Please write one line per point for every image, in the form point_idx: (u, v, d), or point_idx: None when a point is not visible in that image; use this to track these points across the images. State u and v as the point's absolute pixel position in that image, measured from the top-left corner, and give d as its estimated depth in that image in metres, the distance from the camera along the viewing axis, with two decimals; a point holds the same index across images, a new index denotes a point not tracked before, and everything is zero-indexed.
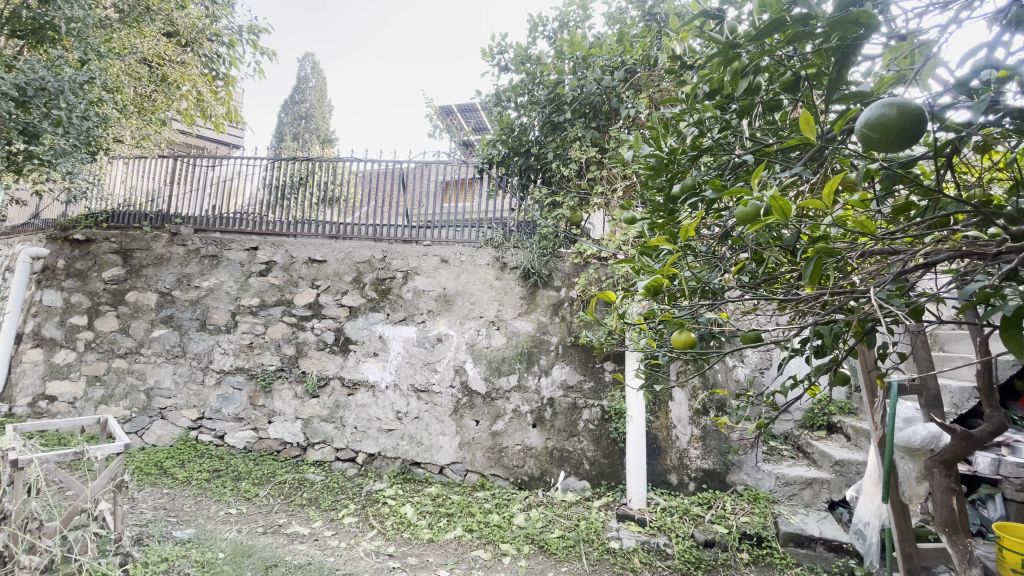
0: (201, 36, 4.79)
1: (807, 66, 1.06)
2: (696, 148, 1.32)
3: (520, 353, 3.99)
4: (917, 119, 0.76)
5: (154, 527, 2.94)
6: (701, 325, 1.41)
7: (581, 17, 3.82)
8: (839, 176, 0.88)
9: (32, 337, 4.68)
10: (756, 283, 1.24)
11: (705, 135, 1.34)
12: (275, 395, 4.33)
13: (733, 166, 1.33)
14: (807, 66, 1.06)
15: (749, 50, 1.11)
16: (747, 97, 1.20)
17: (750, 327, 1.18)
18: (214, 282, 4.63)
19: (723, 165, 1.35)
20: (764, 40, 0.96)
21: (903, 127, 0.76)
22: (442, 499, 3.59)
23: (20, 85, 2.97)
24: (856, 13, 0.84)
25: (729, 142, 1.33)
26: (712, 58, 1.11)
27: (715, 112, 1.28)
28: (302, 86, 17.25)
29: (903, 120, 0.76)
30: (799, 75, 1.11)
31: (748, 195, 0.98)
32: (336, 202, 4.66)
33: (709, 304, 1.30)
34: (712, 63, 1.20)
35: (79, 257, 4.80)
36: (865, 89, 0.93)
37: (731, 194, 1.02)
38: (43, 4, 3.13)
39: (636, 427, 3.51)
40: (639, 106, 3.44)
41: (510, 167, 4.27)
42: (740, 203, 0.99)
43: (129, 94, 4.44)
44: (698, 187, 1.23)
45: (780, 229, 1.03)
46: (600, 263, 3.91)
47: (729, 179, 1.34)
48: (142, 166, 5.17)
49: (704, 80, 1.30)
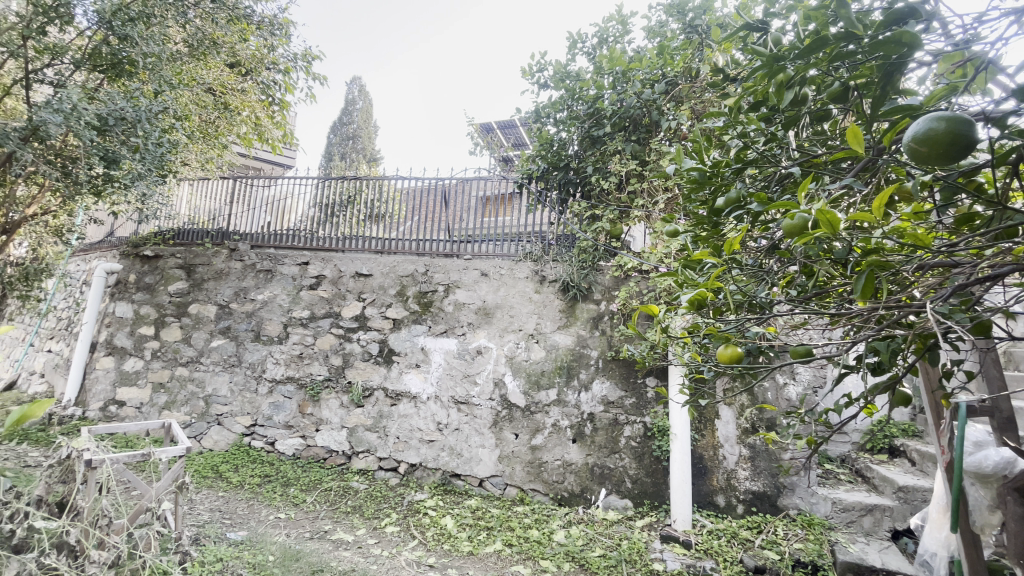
0: (259, 65, 5.11)
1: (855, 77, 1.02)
2: (740, 160, 1.29)
3: (559, 367, 3.95)
4: (968, 135, 0.72)
5: (211, 528, 3.08)
6: (748, 339, 1.36)
7: (620, 32, 3.82)
8: (891, 188, 0.84)
9: (104, 346, 5.04)
10: (806, 297, 1.19)
11: (750, 148, 1.31)
12: (323, 404, 4.47)
13: (780, 179, 1.29)
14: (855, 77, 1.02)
15: (794, 62, 1.07)
16: (794, 108, 1.17)
17: (800, 343, 1.12)
18: (268, 295, 4.87)
19: (768, 177, 1.31)
20: (809, 53, 0.94)
21: (951, 143, 0.72)
22: (482, 512, 3.59)
23: (103, 116, 3.26)
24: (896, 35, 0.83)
25: (774, 154, 1.29)
26: (755, 71, 1.08)
27: (760, 124, 1.24)
28: (350, 109, 18.06)
29: (953, 136, 0.72)
30: (847, 86, 1.07)
31: (794, 208, 0.95)
32: (381, 218, 4.82)
33: (756, 318, 1.25)
34: (755, 75, 1.18)
35: (148, 272, 5.17)
36: (914, 101, 0.89)
37: (774, 207, 0.98)
38: (121, 41, 3.42)
39: (680, 445, 3.40)
40: (681, 118, 3.40)
41: (549, 182, 4.31)
42: (785, 217, 0.96)
43: (196, 122, 4.77)
44: (741, 200, 1.19)
45: (829, 242, 0.99)
46: (642, 276, 3.82)
47: (775, 192, 1.30)
48: (205, 187, 5.55)
49: (748, 92, 1.27)
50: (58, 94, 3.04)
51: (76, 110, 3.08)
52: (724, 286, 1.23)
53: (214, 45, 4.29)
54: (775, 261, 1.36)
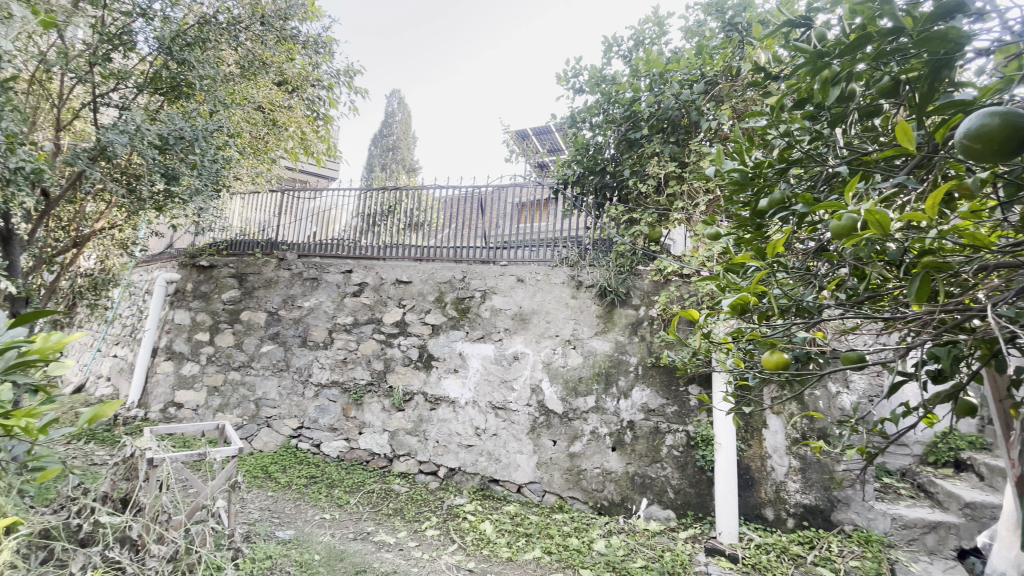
0: (304, 82, 5.35)
1: (906, 71, 0.97)
2: (784, 159, 1.24)
3: (598, 373, 3.90)
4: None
5: (261, 526, 3.20)
6: (795, 345, 1.30)
7: (657, 34, 3.77)
8: (946, 185, 0.79)
9: (164, 351, 5.36)
10: (857, 301, 1.13)
11: (794, 147, 1.26)
12: (365, 408, 4.59)
13: (827, 178, 1.24)
14: (906, 70, 0.97)
15: (840, 57, 1.03)
16: (841, 105, 1.12)
17: (852, 349, 1.07)
18: (313, 302, 5.05)
19: (815, 176, 1.26)
20: (854, 49, 0.90)
21: (1007, 141, 0.67)
22: (521, 519, 3.57)
23: (164, 136, 3.48)
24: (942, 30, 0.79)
25: (820, 153, 1.24)
26: (797, 69, 1.05)
27: (804, 122, 1.20)
28: (390, 121, 18.58)
29: (1008, 132, 0.67)
30: (899, 80, 1.01)
31: (842, 208, 0.90)
32: (420, 226, 4.92)
33: (804, 323, 1.20)
34: (799, 72, 1.13)
35: (204, 281, 5.47)
36: (967, 96, 0.83)
37: (820, 208, 0.94)
38: (179, 65, 3.67)
39: (725, 455, 3.27)
40: (722, 118, 3.30)
41: (586, 186, 4.29)
42: (832, 218, 0.91)
43: (247, 138, 5.04)
44: (785, 200, 1.15)
45: (881, 244, 0.93)
46: (683, 280, 3.73)
47: (822, 191, 1.25)
48: (255, 200, 5.83)
49: (791, 90, 1.23)
50: (124, 117, 3.28)
51: (139, 131, 3.31)
52: (769, 290, 1.18)
53: (263, 65, 4.51)
54: (823, 263, 1.29)
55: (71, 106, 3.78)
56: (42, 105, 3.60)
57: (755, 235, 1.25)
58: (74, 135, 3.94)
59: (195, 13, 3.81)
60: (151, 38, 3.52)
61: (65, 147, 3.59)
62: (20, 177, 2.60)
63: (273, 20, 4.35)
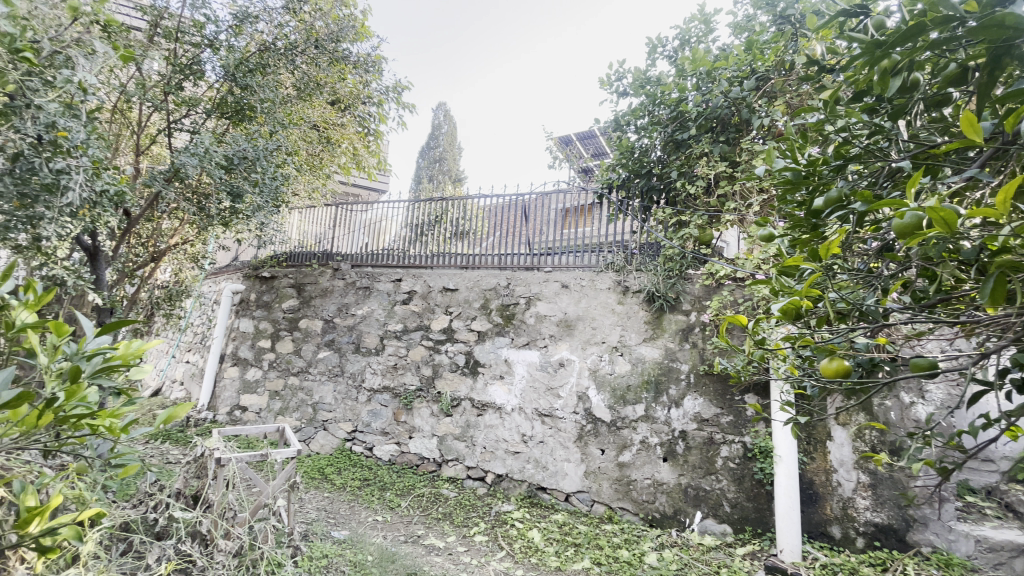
0: (356, 100, 5.59)
1: (971, 59, 0.91)
2: (841, 155, 1.18)
3: (647, 381, 3.81)
4: None
5: (318, 526, 3.33)
6: (857, 352, 1.22)
7: (704, 31, 3.67)
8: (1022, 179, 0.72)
9: (231, 357, 5.71)
10: (926, 304, 1.05)
11: (852, 143, 1.20)
12: (415, 412, 4.70)
13: (889, 174, 1.17)
14: (970, 59, 0.91)
15: (900, 47, 0.97)
16: (903, 96, 1.06)
17: (920, 356, 0.99)
18: (366, 310, 5.24)
19: (875, 173, 1.19)
20: (911, 39, 0.85)
21: None
22: (569, 528, 3.53)
23: (229, 157, 3.74)
24: (999, 18, 0.75)
25: (881, 148, 1.17)
26: (853, 61, 0.99)
27: (861, 116, 1.14)
28: (437, 133, 19.08)
29: None
30: (966, 66, 0.95)
31: (904, 206, 0.84)
32: (466, 235, 5.01)
33: (866, 329, 1.12)
34: (855, 64, 1.08)
35: (266, 291, 5.80)
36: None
37: (880, 206, 0.88)
38: (243, 90, 3.94)
39: (785, 469, 3.09)
40: (775, 114, 3.16)
41: (631, 190, 4.19)
42: (893, 216, 0.85)
43: (304, 156, 5.32)
44: (843, 199, 1.09)
45: (948, 242, 0.87)
46: (736, 284, 3.59)
47: (884, 188, 1.18)
48: (312, 214, 6.14)
49: (847, 83, 1.17)
50: (195, 141, 3.55)
51: (207, 153, 3.58)
52: (826, 294, 1.12)
53: (318, 86, 4.74)
54: (886, 264, 1.21)
55: (149, 132, 4.14)
56: (125, 133, 3.96)
57: (812, 236, 1.19)
58: (152, 159, 4.30)
59: (256, 41, 4.09)
60: (217, 67, 3.84)
61: (143, 170, 3.93)
62: (106, 199, 2.86)
63: (326, 43, 4.58)
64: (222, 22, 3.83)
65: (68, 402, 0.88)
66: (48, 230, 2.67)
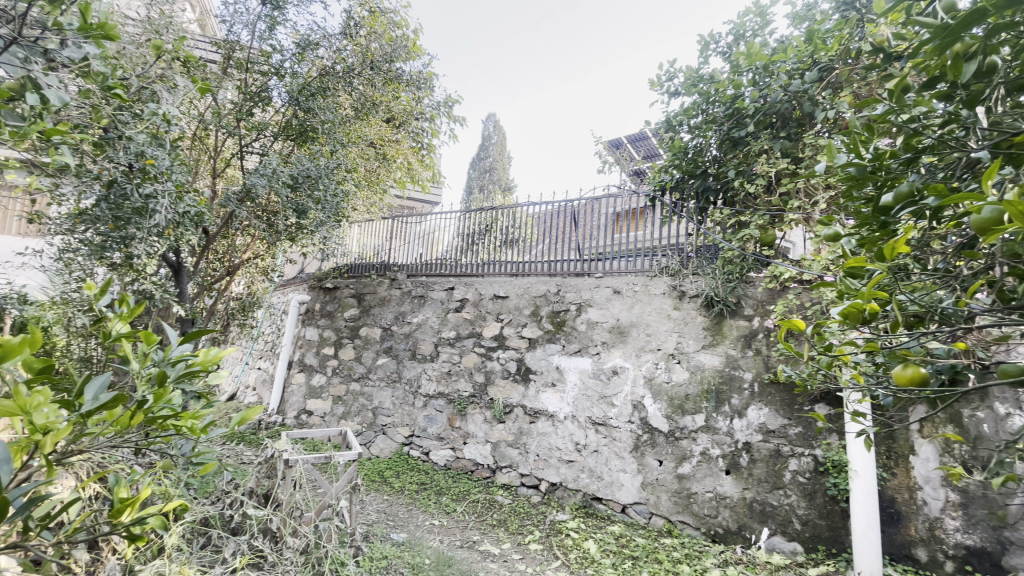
0: (409, 117, 5.80)
1: None
2: (911, 148, 1.12)
3: (707, 391, 3.65)
4: None
5: (378, 528, 3.44)
6: (936, 359, 1.12)
7: (760, 24, 3.51)
8: None
9: (298, 364, 6.05)
10: (1015, 306, 0.95)
11: (924, 133, 1.13)
12: (469, 419, 4.76)
13: (967, 164, 1.09)
14: None
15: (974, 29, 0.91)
16: (979, 81, 0.99)
17: (1009, 364, 0.89)
18: (421, 318, 5.39)
19: (951, 164, 1.12)
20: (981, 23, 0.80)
21: None
22: (626, 540, 3.43)
23: (294, 176, 3.99)
24: None
25: (957, 138, 1.10)
26: (921, 47, 0.91)
27: (933, 105, 1.07)
28: (487, 143, 19.41)
29: None
30: None
31: (981, 199, 0.77)
32: (516, 243, 5.05)
33: (943, 334, 1.03)
34: (924, 50, 1.02)
35: (329, 301, 6.11)
36: None
37: (953, 201, 0.81)
38: (306, 113, 4.20)
39: (863, 484, 2.85)
40: (840, 106, 2.97)
41: (686, 191, 4.07)
42: (969, 211, 0.78)
43: (363, 172, 5.58)
44: (914, 193, 1.01)
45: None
46: (802, 287, 3.38)
47: (963, 180, 1.10)
48: (370, 227, 6.42)
49: (917, 70, 1.11)
50: (264, 162, 3.84)
51: (275, 173, 3.85)
52: (896, 297, 1.04)
53: (373, 104, 4.97)
54: (969, 263, 1.11)
55: (225, 156, 4.51)
56: (203, 158, 4.32)
57: (880, 235, 1.11)
58: (227, 181, 4.67)
59: (317, 66, 4.36)
60: (282, 92, 4.14)
61: (219, 191, 4.28)
62: (188, 219, 3.13)
63: (380, 64, 4.80)
64: (287, 51, 4.13)
65: (155, 405, 0.95)
66: (139, 249, 2.96)
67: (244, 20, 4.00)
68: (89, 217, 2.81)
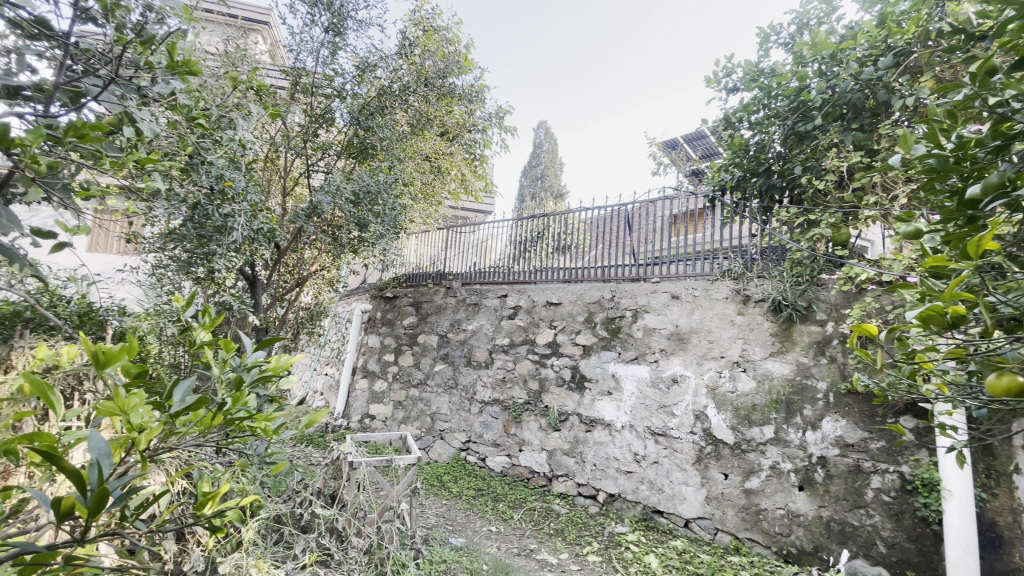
0: (462, 129, 5.95)
1: None
2: (999, 135, 1.02)
3: (776, 401, 3.44)
4: None
5: (437, 532, 3.50)
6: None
7: (825, 11, 3.31)
8: None
9: (361, 370, 6.32)
10: None
11: (1014, 118, 1.03)
12: (524, 426, 4.76)
13: None
14: None
15: None
16: None
17: None
18: (475, 325, 5.48)
19: None
20: None
21: None
22: (690, 556, 3.29)
23: (356, 192, 4.20)
24: None
25: None
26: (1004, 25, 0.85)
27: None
28: (539, 151, 19.51)
29: None
30: None
31: None
32: (569, 249, 5.02)
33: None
34: (1009, 28, 0.93)
35: (389, 309, 6.36)
36: None
37: None
38: (366, 132, 4.42)
39: (959, 505, 2.58)
40: (920, 92, 2.74)
41: (748, 190, 3.89)
42: None
43: (419, 185, 5.77)
44: (1006, 183, 0.93)
45: None
46: (881, 289, 3.13)
47: None
48: (426, 238, 6.62)
49: (1004, 50, 1.01)
50: (329, 181, 4.10)
51: (339, 189, 4.08)
52: (985, 298, 0.94)
53: (428, 119, 5.14)
54: None
55: (293, 175, 4.82)
56: (274, 178, 4.65)
57: (966, 231, 1.00)
58: (295, 199, 4.99)
59: (375, 86, 4.59)
60: (344, 113, 4.40)
61: (289, 208, 4.58)
62: (262, 235, 3.37)
63: (434, 80, 4.96)
64: (348, 73, 4.37)
65: (233, 407, 1.03)
66: (219, 263, 3.22)
67: (309, 48, 4.25)
68: (179, 236, 3.10)
